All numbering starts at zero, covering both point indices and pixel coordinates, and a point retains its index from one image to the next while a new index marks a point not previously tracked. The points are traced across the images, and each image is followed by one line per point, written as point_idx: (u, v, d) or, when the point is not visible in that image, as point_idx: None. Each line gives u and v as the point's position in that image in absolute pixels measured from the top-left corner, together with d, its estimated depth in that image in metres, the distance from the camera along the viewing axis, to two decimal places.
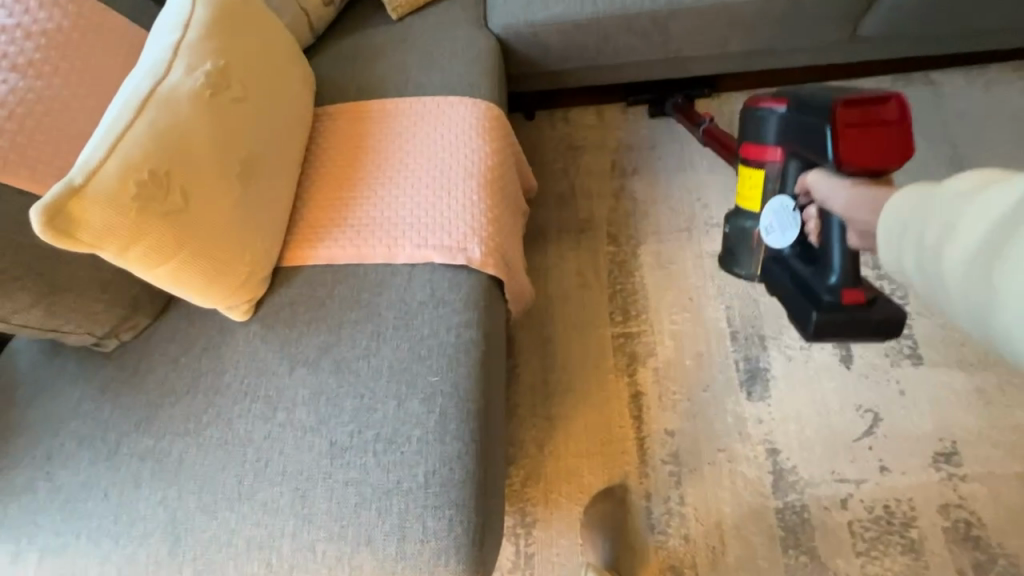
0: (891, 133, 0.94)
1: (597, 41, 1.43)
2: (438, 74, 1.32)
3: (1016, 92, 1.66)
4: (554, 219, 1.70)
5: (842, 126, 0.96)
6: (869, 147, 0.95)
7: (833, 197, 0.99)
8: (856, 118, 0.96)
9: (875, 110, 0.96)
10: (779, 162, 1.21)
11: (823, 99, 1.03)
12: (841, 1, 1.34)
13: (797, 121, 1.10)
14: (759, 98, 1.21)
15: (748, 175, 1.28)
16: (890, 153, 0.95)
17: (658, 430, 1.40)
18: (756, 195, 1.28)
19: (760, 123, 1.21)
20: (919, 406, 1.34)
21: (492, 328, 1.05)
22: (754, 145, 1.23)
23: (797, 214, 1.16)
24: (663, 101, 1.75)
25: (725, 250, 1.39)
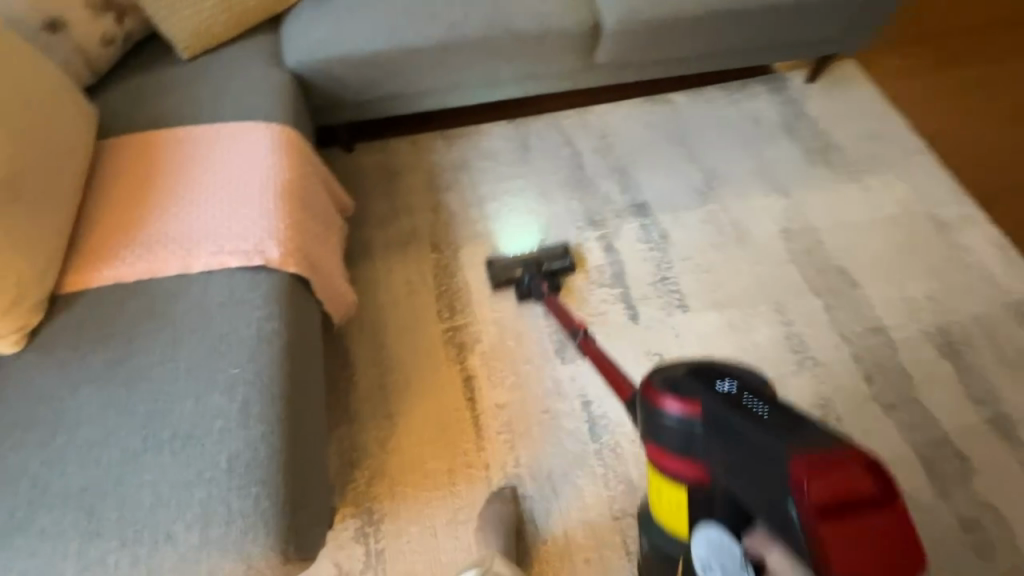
0: (886, 547, 0.73)
1: (386, 74, 1.63)
2: (232, 104, 1.40)
3: (727, 103, 2.20)
4: (379, 236, 1.83)
5: (823, 529, 0.74)
6: (867, 561, 0.73)
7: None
8: (835, 515, 0.74)
9: (843, 482, 0.75)
10: (693, 480, 0.96)
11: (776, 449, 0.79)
12: (572, 36, 1.68)
13: (762, 475, 0.81)
14: (656, 394, 0.98)
15: (672, 505, 1.02)
16: (890, 557, 0.73)
17: (490, 406, 1.53)
18: (680, 516, 1.03)
19: (657, 426, 0.97)
20: (690, 344, 1.65)
21: (297, 321, 1.11)
22: (657, 450, 0.98)
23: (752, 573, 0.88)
24: (525, 280, 1.68)
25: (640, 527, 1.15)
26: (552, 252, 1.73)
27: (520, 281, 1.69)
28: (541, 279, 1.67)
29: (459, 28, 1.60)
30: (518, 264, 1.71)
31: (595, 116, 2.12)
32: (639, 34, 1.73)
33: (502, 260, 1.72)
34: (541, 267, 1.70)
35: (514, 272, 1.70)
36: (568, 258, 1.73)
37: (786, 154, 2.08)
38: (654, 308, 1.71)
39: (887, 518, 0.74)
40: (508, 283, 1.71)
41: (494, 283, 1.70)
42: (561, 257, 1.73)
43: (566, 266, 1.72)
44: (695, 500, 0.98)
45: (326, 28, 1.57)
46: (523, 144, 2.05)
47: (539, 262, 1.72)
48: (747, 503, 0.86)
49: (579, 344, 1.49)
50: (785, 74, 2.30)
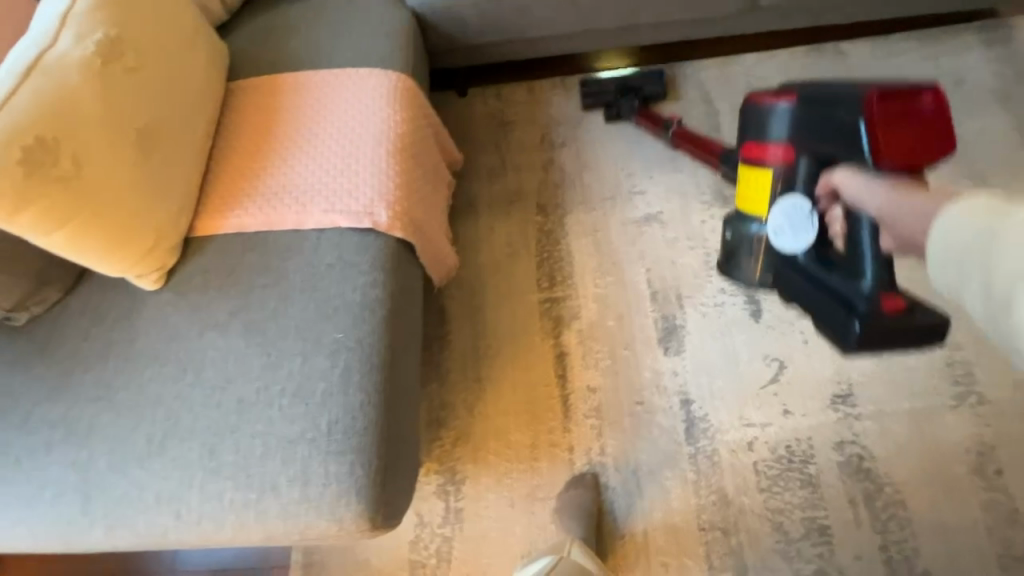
0: (930, 128, 0.93)
1: (511, 15, 1.47)
2: (351, 47, 1.34)
3: (921, 58, 1.75)
4: (485, 191, 1.75)
5: (879, 121, 0.94)
6: (907, 142, 0.93)
7: (868, 197, 0.98)
8: (892, 111, 0.93)
9: (909, 102, 0.93)
10: (784, 162, 1.16)
11: (846, 94, 1.00)
12: None
13: (814, 118, 1.07)
14: (762, 94, 1.18)
15: (751, 178, 1.22)
16: (928, 152, 0.93)
17: (581, 388, 1.47)
18: (761, 198, 1.23)
19: (763, 122, 1.18)
20: (820, 353, 1.43)
21: (399, 289, 1.09)
22: (758, 145, 1.19)
23: (813, 217, 1.10)
24: (618, 105, 1.76)
25: (724, 256, 1.36)
26: (647, 77, 1.77)
27: (609, 91, 1.78)
28: (634, 98, 1.75)
29: None
30: (611, 81, 1.78)
31: (743, 68, 1.79)
32: None
33: (599, 82, 1.80)
34: (634, 92, 1.76)
35: (606, 87, 1.78)
36: (661, 84, 1.76)
37: (993, 129, 1.64)
38: (781, 306, 1.49)
39: (937, 108, 0.93)
40: (597, 101, 1.79)
41: (586, 101, 1.79)
42: (654, 82, 1.77)
43: (655, 88, 1.77)
44: (780, 179, 1.18)
45: None
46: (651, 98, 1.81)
47: (633, 85, 1.77)
48: (817, 144, 1.07)
49: (670, 134, 1.65)
50: (1014, 21, 1.77)
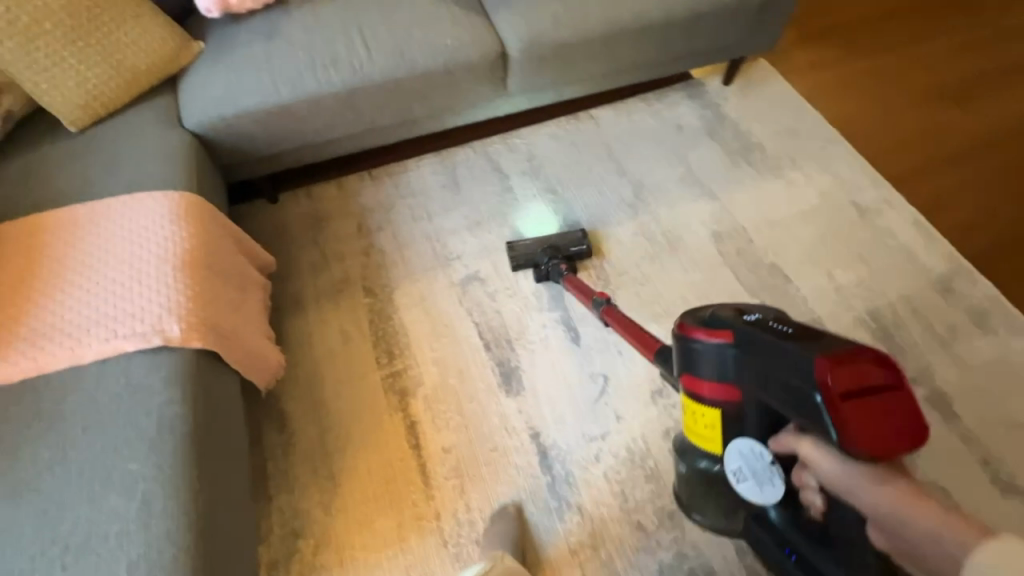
0: (887, 411, 0.88)
1: (294, 124, 1.59)
2: (125, 175, 1.34)
3: (650, 114, 2.23)
4: (309, 287, 1.77)
5: (844, 406, 0.87)
6: (878, 426, 0.87)
7: (825, 462, 0.97)
8: (853, 387, 0.87)
9: (867, 372, 0.89)
10: (720, 346, 1.04)
11: (795, 356, 0.93)
12: (480, 69, 1.67)
13: (758, 363, 0.99)
14: (690, 330, 1.09)
15: (699, 412, 1.13)
16: (902, 437, 0.88)
17: (436, 451, 1.49)
18: (712, 435, 1.14)
19: (694, 358, 1.09)
20: (634, 359, 1.64)
21: (204, 401, 1.05)
22: (692, 378, 1.10)
23: (771, 469, 1.06)
24: (545, 262, 1.74)
25: (682, 499, 1.30)
26: (568, 238, 1.80)
27: (538, 262, 1.76)
28: (561, 261, 1.72)
29: (362, 72, 1.57)
30: (538, 246, 1.78)
31: (521, 140, 2.12)
32: (548, 58, 1.73)
33: (522, 244, 1.79)
34: (560, 252, 1.76)
35: (533, 254, 1.77)
36: (584, 243, 1.79)
37: (711, 157, 2.12)
38: (594, 327, 1.70)
39: (900, 394, 0.89)
40: (527, 264, 1.77)
41: (515, 263, 1.77)
42: (578, 241, 1.80)
43: (580, 252, 1.80)
44: (730, 418, 1.09)
45: (223, 87, 1.52)
46: (450, 175, 2.04)
47: (558, 246, 1.78)
48: (781, 410, 0.98)
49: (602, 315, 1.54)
50: (702, 79, 2.36)
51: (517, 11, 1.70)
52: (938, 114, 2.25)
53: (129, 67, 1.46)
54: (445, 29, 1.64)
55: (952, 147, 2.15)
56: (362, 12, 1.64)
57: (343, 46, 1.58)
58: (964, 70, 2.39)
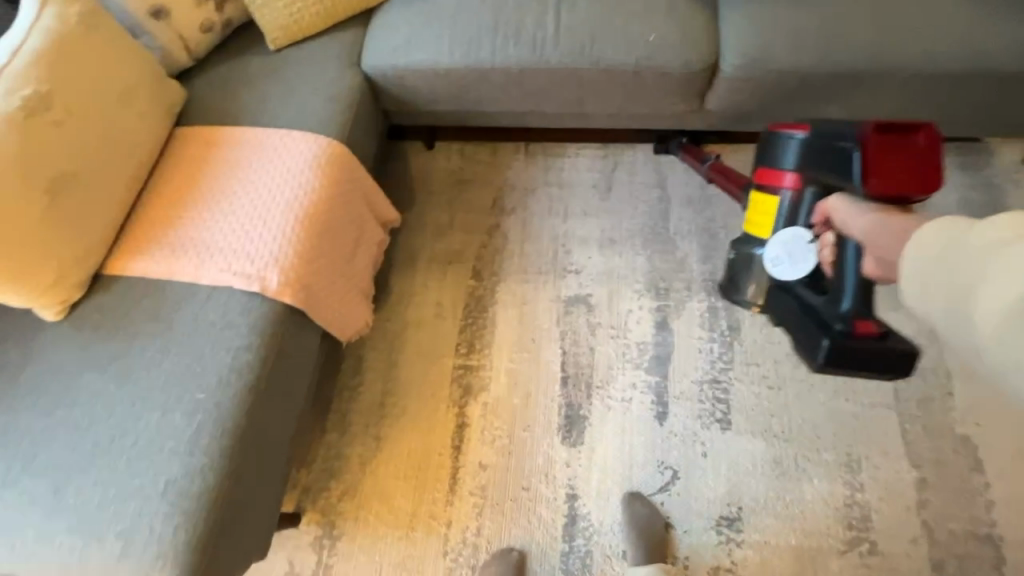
0: (910, 165, 0.96)
1: (458, 89, 1.50)
2: (294, 107, 1.41)
3: None
4: (427, 247, 1.79)
5: (873, 151, 0.98)
6: (895, 170, 0.96)
7: (854, 220, 0.98)
8: (885, 142, 0.98)
9: (908, 135, 0.98)
10: (800, 137, 1.21)
11: (849, 129, 1.06)
12: (677, 78, 1.38)
13: (818, 146, 1.14)
14: (781, 125, 1.27)
15: (761, 201, 1.31)
16: (913, 180, 0.95)
17: (473, 463, 1.47)
18: (768, 222, 1.30)
19: (777, 150, 1.26)
20: (717, 470, 1.39)
21: (275, 357, 1.13)
22: (770, 170, 1.28)
23: (810, 244, 1.16)
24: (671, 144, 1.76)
25: (727, 278, 1.42)
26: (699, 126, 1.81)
27: (661, 131, 1.82)
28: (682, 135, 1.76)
29: (542, 53, 1.40)
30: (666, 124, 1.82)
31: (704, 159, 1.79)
32: (769, 84, 1.36)
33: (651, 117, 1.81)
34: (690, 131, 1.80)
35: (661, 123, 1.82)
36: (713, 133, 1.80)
37: None
38: (688, 413, 1.46)
39: (925, 146, 0.97)
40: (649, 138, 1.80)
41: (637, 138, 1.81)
42: (706, 131, 1.81)
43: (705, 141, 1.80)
44: (787, 208, 1.26)
45: (405, 34, 1.48)
46: (606, 176, 1.82)
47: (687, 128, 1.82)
48: (827, 181, 1.11)
49: (705, 170, 1.66)
50: (992, 147, 1.70)
51: (753, 16, 1.34)
52: None
53: None
54: (654, 22, 1.36)
55: None
56: None
57: (535, 15, 1.41)
58: None
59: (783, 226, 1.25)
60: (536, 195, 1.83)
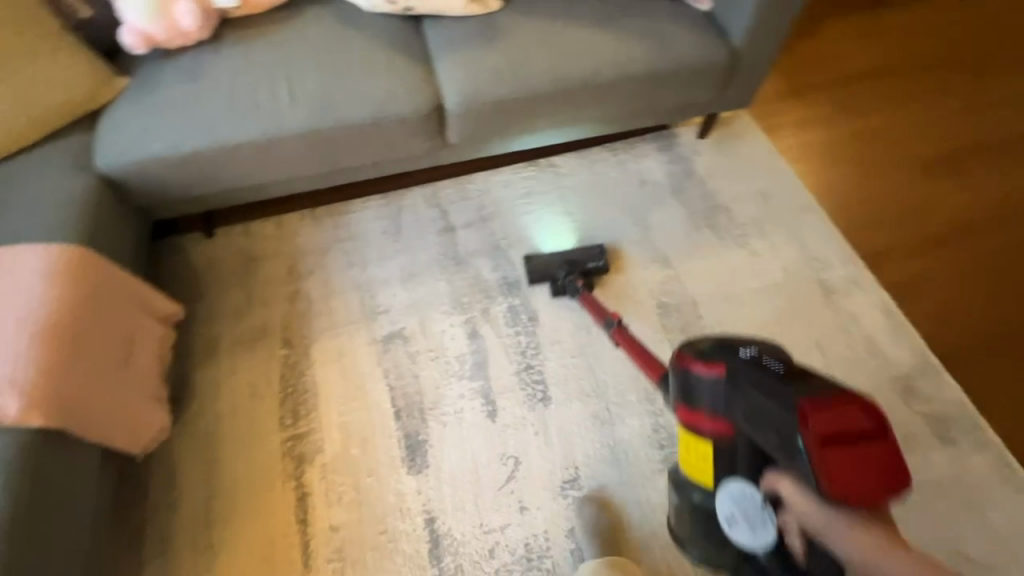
0: (874, 459, 0.91)
1: (209, 170, 1.53)
2: (14, 223, 1.31)
3: (615, 165, 2.11)
4: (227, 331, 1.70)
5: (819, 449, 0.92)
6: (852, 471, 0.91)
7: (829, 532, 0.99)
8: (829, 432, 0.92)
9: (847, 422, 0.92)
10: (718, 433, 1.15)
11: (776, 414, 0.99)
12: (411, 122, 1.59)
13: (746, 401, 1.06)
14: (690, 361, 1.17)
15: (694, 446, 1.19)
16: (869, 475, 0.91)
17: (324, 529, 1.41)
18: (706, 468, 1.19)
19: (692, 390, 1.16)
20: (552, 443, 1.53)
21: (31, 492, 1.04)
22: (690, 410, 1.17)
23: (767, 514, 1.11)
24: (563, 278, 1.75)
25: (681, 532, 1.30)
26: (587, 252, 1.79)
27: (556, 277, 1.76)
28: (579, 279, 1.74)
29: (282, 122, 1.50)
30: (556, 261, 1.78)
31: (475, 186, 2.03)
32: (487, 113, 1.64)
33: (541, 258, 1.77)
34: (578, 270, 1.77)
35: (550, 269, 1.77)
36: (602, 260, 1.79)
37: (672, 217, 1.99)
38: (514, 403, 1.59)
39: (881, 444, 0.92)
40: (542, 278, 1.77)
41: (530, 276, 1.78)
42: (595, 257, 1.80)
43: (600, 267, 1.79)
44: (721, 454, 1.16)
45: (137, 128, 1.47)
46: (394, 220, 1.95)
47: (576, 261, 1.78)
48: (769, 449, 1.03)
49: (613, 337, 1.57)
50: (676, 130, 2.22)
51: (456, 63, 1.62)
52: (923, 185, 2.09)
53: (38, 100, 1.42)
54: (376, 79, 1.57)
55: (936, 224, 1.99)
56: (295, 56, 1.58)
57: (268, 90, 1.52)
58: (962, 139, 2.23)
59: (727, 484, 1.15)
60: (332, 252, 1.88)
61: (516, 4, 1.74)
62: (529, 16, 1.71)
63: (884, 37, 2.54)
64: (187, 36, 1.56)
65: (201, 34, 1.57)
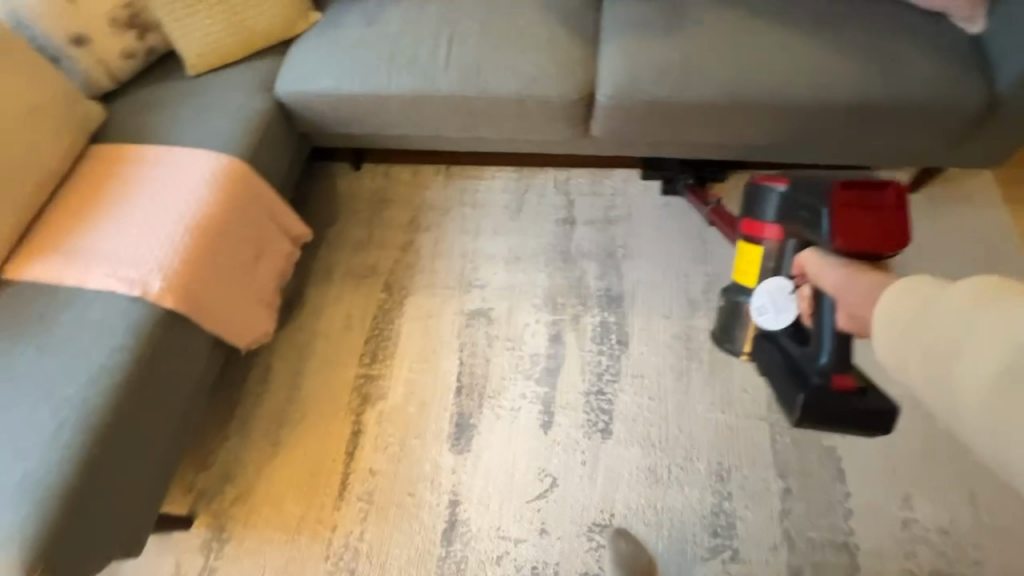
0: (880, 229, 1.00)
1: (362, 114, 1.61)
2: (202, 128, 1.52)
3: None
4: (344, 262, 1.86)
5: (839, 207, 1.01)
6: (861, 231, 0.99)
7: (825, 273, 0.99)
8: (851, 199, 1.01)
9: (870, 198, 1.01)
10: (775, 240, 1.25)
11: (821, 186, 1.08)
12: (555, 107, 1.49)
13: (793, 202, 1.16)
14: (763, 176, 1.27)
15: (745, 249, 1.33)
16: (882, 235, 0.99)
17: (364, 469, 1.52)
18: (751, 270, 1.33)
19: (760, 199, 1.26)
20: (595, 479, 1.44)
21: (149, 360, 1.25)
22: (753, 221, 1.29)
23: (792, 295, 1.15)
24: (678, 179, 1.82)
25: (721, 327, 1.44)
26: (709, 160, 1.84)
27: (670, 176, 1.84)
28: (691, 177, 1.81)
29: (433, 82, 1.51)
30: (675, 162, 1.84)
31: (610, 183, 1.89)
32: (641, 113, 1.47)
33: (661, 158, 1.87)
34: (695, 174, 1.82)
35: (668, 169, 1.84)
36: (723, 170, 1.83)
37: None
38: (571, 423, 1.51)
39: (892, 195, 1.00)
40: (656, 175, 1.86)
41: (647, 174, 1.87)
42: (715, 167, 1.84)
43: (716, 176, 1.83)
44: (769, 255, 1.28)
45: (313, 64, 1.59)
46: (518, 198, 1.92)
47: (694, 164, 1.83)
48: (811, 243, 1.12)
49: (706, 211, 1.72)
50: None
51: (623, 52, 1.46)
52: None
53: (248, 23, 1.60)
54: (533, 55, 1.49)
55: None
56: (465, 17, 1.56)
57: (430, 48, 1.53)
58: None
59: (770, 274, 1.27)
60: (452, 214, 1.92)
61: None
62: (727, 9, 1.46)
63: None
64: None
65: None
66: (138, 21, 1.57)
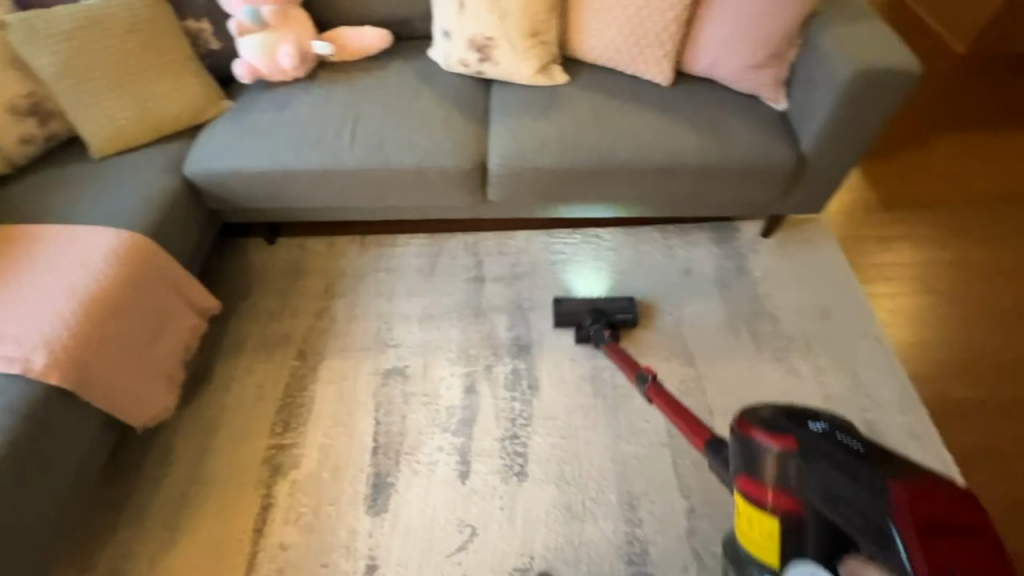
0: (986, 558, 0.78)
1: (272, 188, 1.71)
2: (104, 207, 1.55)
3: (661, 248, 2.03)
4: (256, 332, 1.85)
5: (913, 533, 0.80)
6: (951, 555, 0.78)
7: None
8: (920, 511, 0.81)
9: (940, 515, 0.81)
10: (779, 503, 0.99)
11: (868, 497, 0.85)
12: (453, 175, 1.67)
13: (815, 473, 0.93)
14: (747, 424, 1.04)
15: (754, 519, 1.02)
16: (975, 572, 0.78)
17: (274, 545, 1.44)
18: (771, 545, 1.01)
19: (753, 460, 1.01)
20: (513, 522, 1.45)
21: (27, 440, 1.18)
22: (748, 480, 1.02)
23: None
24: (588, 324, 1.74)
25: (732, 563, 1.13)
26: (615, 303, 1.80)
27: (582, 325, 1.77)
28: (605, 327, 1.72)
29: (339, 158, 1.65)
30: (584, 309, 1.79)
31: (514, 243, 2.07)
32: (528, 178, 1.68)
33: (568, 303, 1.80)
34: (602, 316, 1.75)
35: (578, 314, 1.78)
36: (631, 310, 1.78)
37: (710, 313, 1.86)
38: (488, 470, 1.54)
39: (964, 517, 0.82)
40: (568, 321, 1.79)
41: (557, 320, 1.79)
42: (623, 308, 1.79)
43: (627, 320, 1.79)
44: (787, 531, 0.98)
45: (223, 145, 1.69)
46: (431, 260, 2.04)
47: (604, 310, 1.77)
48: (849, 528, 0.87)
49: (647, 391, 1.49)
50: (738, 224, 2.10)
51: (509, 128, 1.69)
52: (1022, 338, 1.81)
53: (158, 110, 1.69)
54: (431, 133, 1.68)
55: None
56: (368, 101, 1.75)
57: (336, 128, 1.69)
58: None
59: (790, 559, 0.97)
60: (367, 279, 1.99)
61: (582, 80, 1.79)
62: (591, 93, 1.75)
63: (1004, 164, 2.28)
64: (285, 72, 1.78)
65: (296, 72, 1.79)
66: (41, 109, 1.62)
